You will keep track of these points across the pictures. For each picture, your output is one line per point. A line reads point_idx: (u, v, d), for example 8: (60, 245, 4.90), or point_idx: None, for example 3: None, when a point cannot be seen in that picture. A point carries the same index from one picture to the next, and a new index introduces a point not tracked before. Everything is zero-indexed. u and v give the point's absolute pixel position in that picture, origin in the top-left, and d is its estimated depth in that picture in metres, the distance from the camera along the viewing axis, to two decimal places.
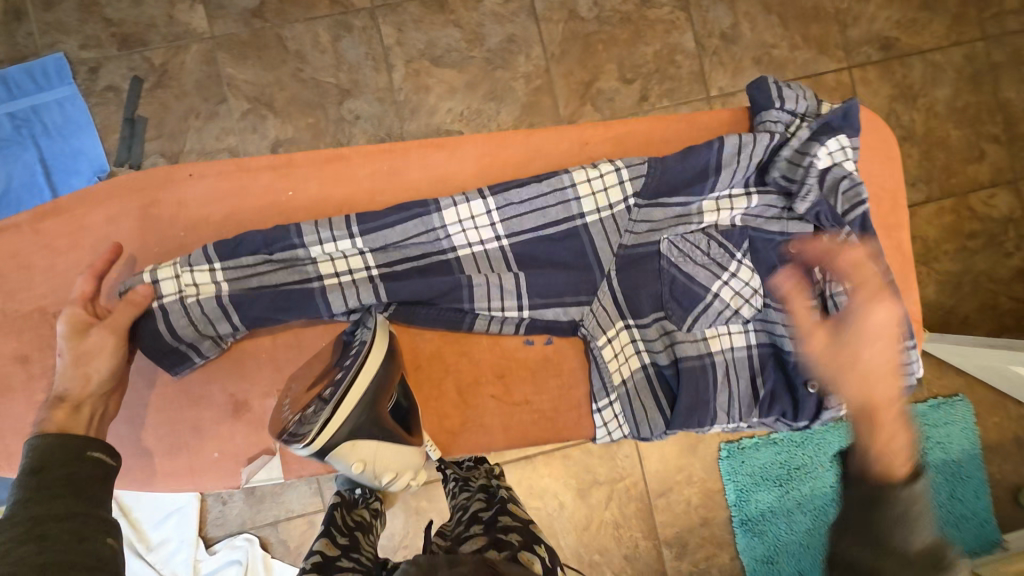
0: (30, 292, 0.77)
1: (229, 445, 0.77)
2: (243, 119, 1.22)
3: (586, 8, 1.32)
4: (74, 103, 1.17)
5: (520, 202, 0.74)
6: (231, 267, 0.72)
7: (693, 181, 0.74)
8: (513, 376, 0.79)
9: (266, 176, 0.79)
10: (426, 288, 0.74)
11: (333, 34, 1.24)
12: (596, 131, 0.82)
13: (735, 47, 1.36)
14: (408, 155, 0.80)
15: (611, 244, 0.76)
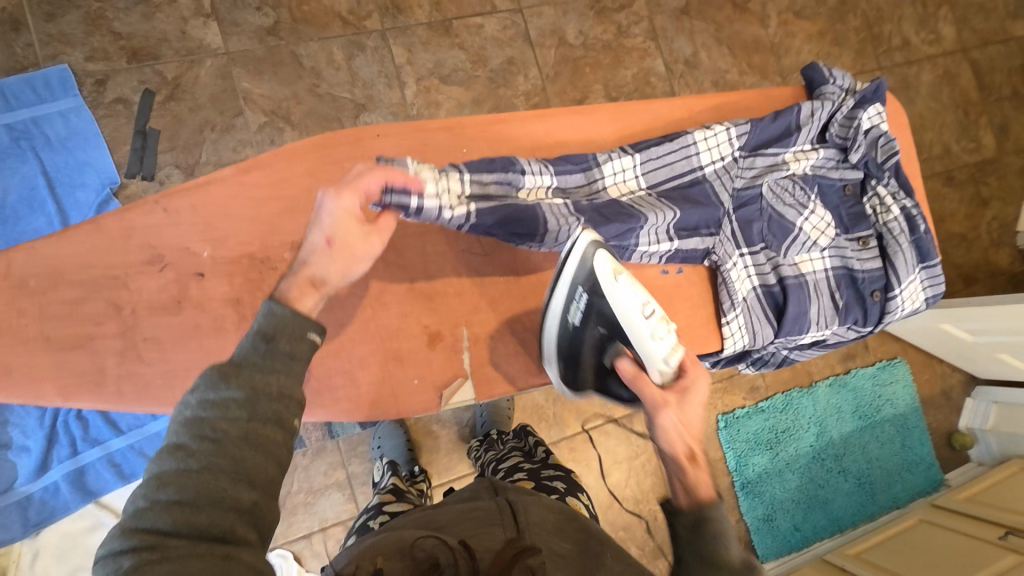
0: (238, 239, 0.70)
1: (428, 371, 0.74)
2: (260, 132, 1.23)
3: (573, 35, 1.48)
4: (79, 114, 1.13)
5: (658, 157, 0.79)
6: (477, 188, 0.71)
7: (780, 137, 0.83)
8: (656, 301, 0.81)
9: (442, 135, 0.78)
10: (614, 227, 0.73)
11: (347, 52, 1.30)
12: (699, 100, 0.88)
13: (697, 71, 1.58)
14: (562, 118, 0.82)
15: (728, 187, 0.80)
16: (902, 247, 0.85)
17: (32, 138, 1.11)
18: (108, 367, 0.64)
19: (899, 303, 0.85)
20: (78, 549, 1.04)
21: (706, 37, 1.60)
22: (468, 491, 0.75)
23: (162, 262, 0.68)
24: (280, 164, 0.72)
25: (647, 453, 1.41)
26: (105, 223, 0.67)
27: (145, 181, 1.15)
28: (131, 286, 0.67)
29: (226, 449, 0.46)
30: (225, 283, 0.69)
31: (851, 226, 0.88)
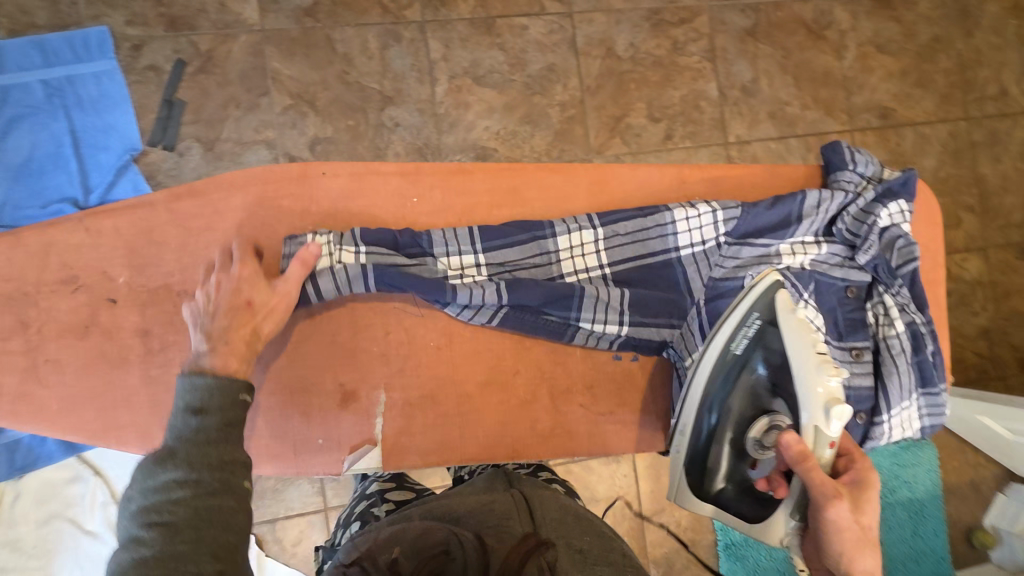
0: (156, 269, 0.76)
1: (333, 432, 0.77)
2: (284, 114, 1.22)
3: (623, 47, 1.39)
4: (112, 77, 1.16)
5: (625, 233, 0.79)
6: (373, 250, 0.74)
7: (776, 226, 0.79)
8: (602, 388, 0.81)
9: (395, 181, 0.80)
10: (544, 300, 0.76)
11: (382, 41, 1.27)
12: (693, 170, 0.86)
13: (754, 100, 1.46)
14: (530, 175, 0.82)
15: (702, 276, 0.79)
16: (898, 369, 0.79)
17: (65, 96, 1.13)
18: (10, 384, 0.73)
19: (884, 430, 0.79)
20: (58, 496, 1.10)
21: (770, 63, 1.47)
22: (482, 480, 0.76)
23: (77, 283, 0.75)
24: (217, 194, 0.78)
25: (628, 494, 1.36)
26: (29, 239, 0.76)
27: (166, 152, 1.17)
28: (42, 304, 0.75)
29: (179, 531, 0.53)
30: (134, 313, 0.75)
31: (847, 335, 0.80)
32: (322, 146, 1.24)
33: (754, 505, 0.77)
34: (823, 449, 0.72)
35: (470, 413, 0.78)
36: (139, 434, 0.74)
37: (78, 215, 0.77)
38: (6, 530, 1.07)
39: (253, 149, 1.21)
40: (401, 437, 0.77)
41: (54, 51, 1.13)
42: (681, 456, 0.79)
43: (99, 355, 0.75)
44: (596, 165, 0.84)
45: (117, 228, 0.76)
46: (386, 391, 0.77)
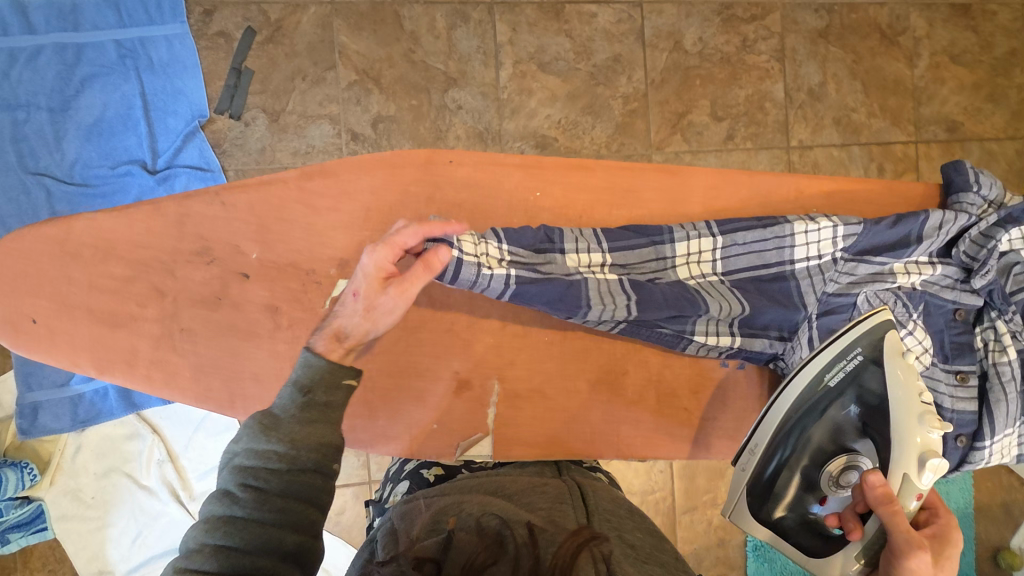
0: (285, 246, 0.77)
1: (447, 418, 0.78)
2: (349, 90, 1.22)
3: (691, 41, 1.36)
4: (182, 42, 1.16)
5: (742, 244, 0.77)
6: (514, 252, 0.71)
7: (894, 245, 0.76)
8: (706, 393, 0.82)
9: (517, 175, 0.80)
10: (668, 304, 0.74)
11: (449, 21, 1.25)
12: (811, 181, 0.83)
13: (819, 104, 1.42)
14: (645, 178, 0.81)
15: (815, 291, 0.77)
16: (1007, 396, 0.76)
17: (137, 58, 1.14)
18: (144, 349, 0.75)
19: (984, 455, 0.77)
20: (116, 451, 1.12)
21: (840, 67, 1.43)
22: (532, 465, 0.76)
23: (212, 257, 0.76)
24: (344, 174, 0.78)
25: (663, 491, 1.36)
26: (169, 209, 0.76)
27: (232, 121, 1.17)
28: (180, 275, 0.75)
29: (269, 499, 0.55)
30: (262, 290, 0.76)
31: (952, 357, 0.78)
32: (385, 124, 1.23)
33: (814, 539, 0.73)
34: (909, 500, 0.68)
35: (579, 410, 0.79)
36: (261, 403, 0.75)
37: (214, 189, 0.77)
38: (67, 480, 1.11)
39: (316, 123, 1.21)
40: (511, 428, 0.78)
41: (129, 12, 1.13)
42: (747, 476, 0.75)
43: (225, 330, 0.76)
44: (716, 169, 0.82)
45: (246, 204, 0.76)
46: (500, 381, 0.78)
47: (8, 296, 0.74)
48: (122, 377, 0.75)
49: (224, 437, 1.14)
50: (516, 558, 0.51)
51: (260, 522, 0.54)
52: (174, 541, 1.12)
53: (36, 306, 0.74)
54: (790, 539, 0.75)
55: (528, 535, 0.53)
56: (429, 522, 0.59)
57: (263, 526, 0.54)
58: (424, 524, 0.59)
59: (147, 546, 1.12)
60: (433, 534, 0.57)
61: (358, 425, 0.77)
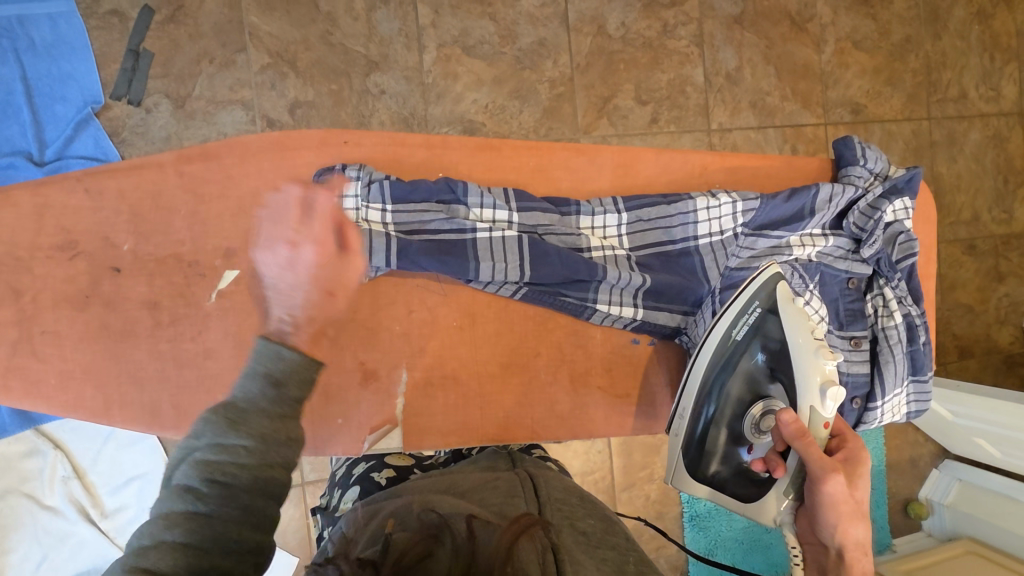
0: (166, 237, 0.72)
1: (354, 412, 0.76)
2: (261, 74, 1.15)
3: (614, 26, 1.37)
4: (69, 20, 1.06)
5: (647, 220, 0.80)
6: (401, 209, 0.74)
7: (789, 219, 0.81)
8: (620, 370, 0.83)
9: (421, 154, 0.79)
10: (562, 269, 0.75)
11: (368, 3, 1.21)
12: (713, 158, 0.86)
13: (737, 88, 1.48)
14: (554, 156, 0.82)
15: (718, 266, 0.80)
16: (895, 358, 0.82)
17: (16, 38, 1.04)
18: (1, 355, 0.68)
19: (877, 415, 0.83)
20: (12, 471, 1.03)
21: (754, 53, 1.49)
22: (484, 460, 0.74)
23: (77, 249, 0.70)
24: (233, 159, 0.74)
25: (601, 470, 1.39)
26: (22, 198, 0.70)
27: (131, 107, 1.09)
28: (40, 270, 0.69)
29: None
30: (141, 284, 0.71)
31: (847, 324, 0.84)
32: (303, 110, 1.18)
33: (746, 486, 0.77)
34: (818, 429, 0.73)
35: (492, 393, 0.80)
36: (146, 409, 0.71)
37: (77, 174, 0.72)
38: None
39: (228, 109, 1.14)
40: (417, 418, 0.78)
41: None
42: (680, 439, 0.79)
43: (100, 330, 0.70)
44: (622, 147, 0.84)
45: (120, 191, 0.72)
46: (407, 370, 0.77)
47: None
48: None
49: (139, 449, 1.07)
50: (455, 550, 0.49)
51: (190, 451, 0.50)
52: (84, 563, 1.05)
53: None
54: (728, 492, 0.78)
55: (469, 529, 0.51)
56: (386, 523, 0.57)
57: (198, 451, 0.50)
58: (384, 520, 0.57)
59: (54, 570, 1.04)
60: (379, 534, 0.54)
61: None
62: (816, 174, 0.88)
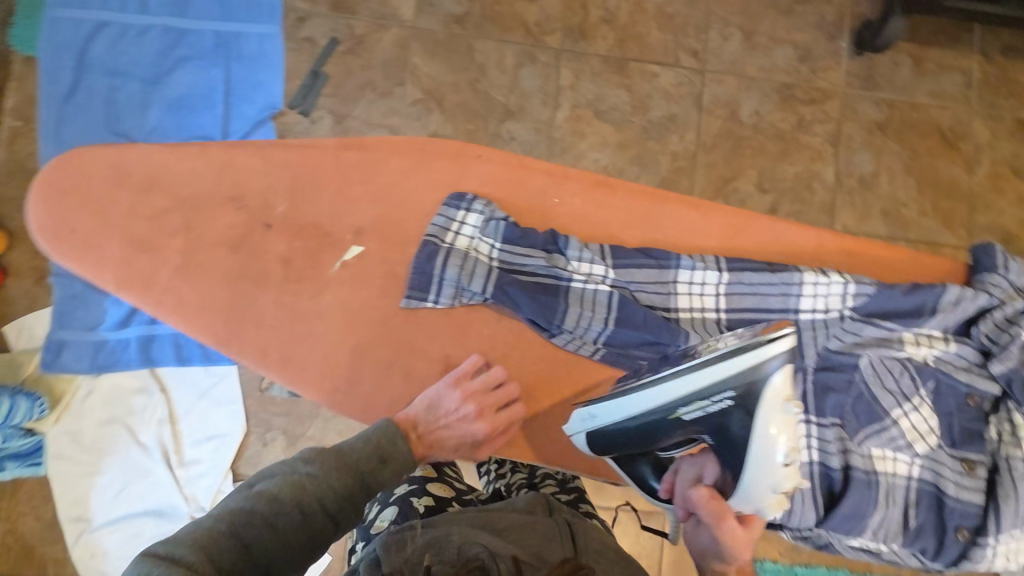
0: (312, 208, 0.81)
1: None
2: (412, 106, 1.29)
3: (747, 113, 1.39)
4: (272, 41, 1.26)
5: (748, 284, 0.77)
6: (508, 249, 0.79)
7: (906, 313, 0.75)
8: (695, 428, 0.77)
9: (541, 180, 0.83)
10: (644, 330, 0.77)
11: (517, 60, 1.33)
12: (832, 238, 0.82)
13: (869, 193, 1.41)
14: (665, 205, 0.82)
15: (816, 345, 0.75)
16: (1018, 495, 0.72)
17: (230, 49, 1.25)
18: (162, 274, 0.78)
19: (988, 554, 0.72)
20: (123, 403, 1.16)
21: (895, 161, 1.42)
22: (522, 501, 0.68)
23: (241, 203, 0.81)
24: (379, 153, 0.83)
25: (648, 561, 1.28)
26: (214, 152, 0.82)
27: (302, 117, 1.27)
28: (208, 216, 0.80)
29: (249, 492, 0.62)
30: (282, 242, 0.80)
31: (960, 443, 0.75)
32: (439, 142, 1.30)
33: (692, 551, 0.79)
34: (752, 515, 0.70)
35: (558, 416, 0.79)
36: (258, 346, 0.78)
37: (259, 143, 0.83)
38: (70, 419, 1.14)
39: (376, 132, 1.28)
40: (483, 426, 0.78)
41: (232, 8, 1.26)
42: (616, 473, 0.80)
43: (239, 275, 0.79)
44: (735, 210, 0.83)
45: (285, 163, 0.82)
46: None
47: (52, 201, 0.79)
48: (136, 300, 0.78)
49: (227, 410, 1.17)
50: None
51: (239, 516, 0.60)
52: (154, 503, 1.13)
53: (78, 220, 0.79)
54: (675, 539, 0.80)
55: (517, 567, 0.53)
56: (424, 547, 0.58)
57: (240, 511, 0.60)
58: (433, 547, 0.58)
59: (128, 503, 1.13)
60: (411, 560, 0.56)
61: (341, 389, 0.78)
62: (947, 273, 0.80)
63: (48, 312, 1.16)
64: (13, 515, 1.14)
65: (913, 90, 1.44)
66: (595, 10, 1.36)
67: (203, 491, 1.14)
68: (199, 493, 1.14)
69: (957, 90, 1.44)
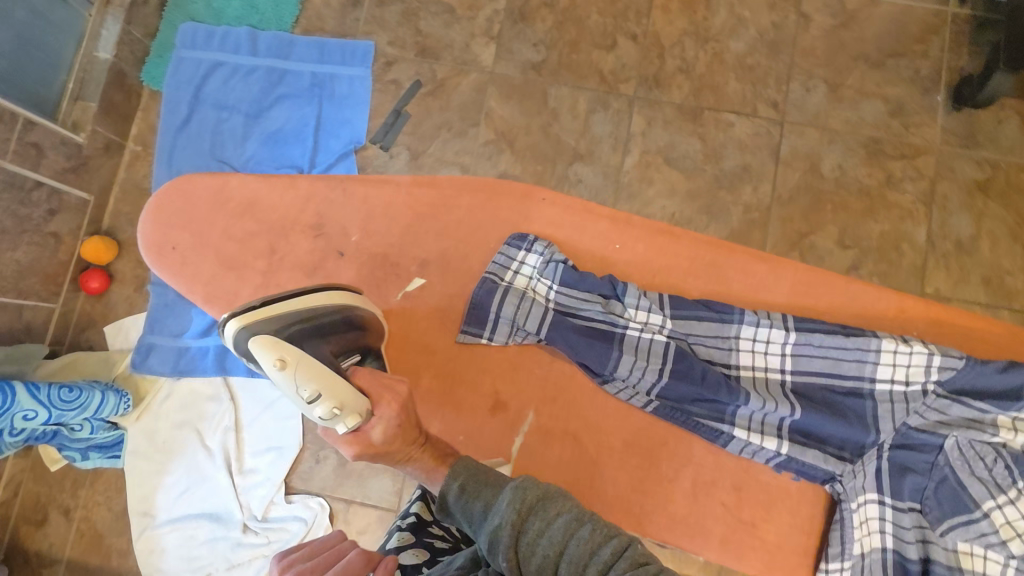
0: (381, 238, 0.93)
1: (476, 435, 0.89)
2: (485, 147, 1.35)
3: (827, 166, 1.34)
4: (362, 82, 1.37)
5: (817, 346, 0.83)
6: (564, 292, 0.88)
7: (999, 395, 0.78)
8: (750, 495, 0.87)
9: (604, 225, 0.94)
10: (701, 386, 0.83)
11: (590, 106, 1.36)
12: (912, 301, 0.88)
13: (967, 257, 1.30)
14: (733, 258, 0.90)
15: (895, 420, 0.80)
16: None
17: (324, 89, 1.37)
18: (243, 293, 0.89)
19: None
20: (196, 408, 1.24)
21: (998, 226, 1.31)
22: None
23: (320, 231, 0.93)
24: (451, 192, 0.95)
25: None
26: (301, 186, 0.95)
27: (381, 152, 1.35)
28: (288, 241, 0.92)
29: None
30: (353, 269, 0.92)
31: None
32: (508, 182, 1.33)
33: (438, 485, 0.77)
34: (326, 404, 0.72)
35: (612, 464, 0.88)
36: None
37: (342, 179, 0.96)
38: (149, 419, 1.23)
39: (449, 169, 1.34)
40: (538, 454, 0.88)
41: (330, 53, 1.38)
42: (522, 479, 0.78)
43: (314, 294, 0.87)
44: (809, 267, 0.90)
45: (364, 198, 0.95)
46: (535, 414, 0.89)
47: (160, 219, 0.92)
48: (215, 309, 0.89)
49: (286, 424, 1.22)
50: None
51: None
52: (212, 507, 1.19)
53: (177, 237, 0.91)
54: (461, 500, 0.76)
55: None
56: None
57: None
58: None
59: (189, 504, 1.20)
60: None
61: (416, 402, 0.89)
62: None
63: (143, 317, 1.27)
64: (90, 503, 1.23)
65: (1022, 149, 1.32)
66: (671, 60, 1.37)
67: (257, 501, 1.19)
68: (253, 502, 1.19)
69: None
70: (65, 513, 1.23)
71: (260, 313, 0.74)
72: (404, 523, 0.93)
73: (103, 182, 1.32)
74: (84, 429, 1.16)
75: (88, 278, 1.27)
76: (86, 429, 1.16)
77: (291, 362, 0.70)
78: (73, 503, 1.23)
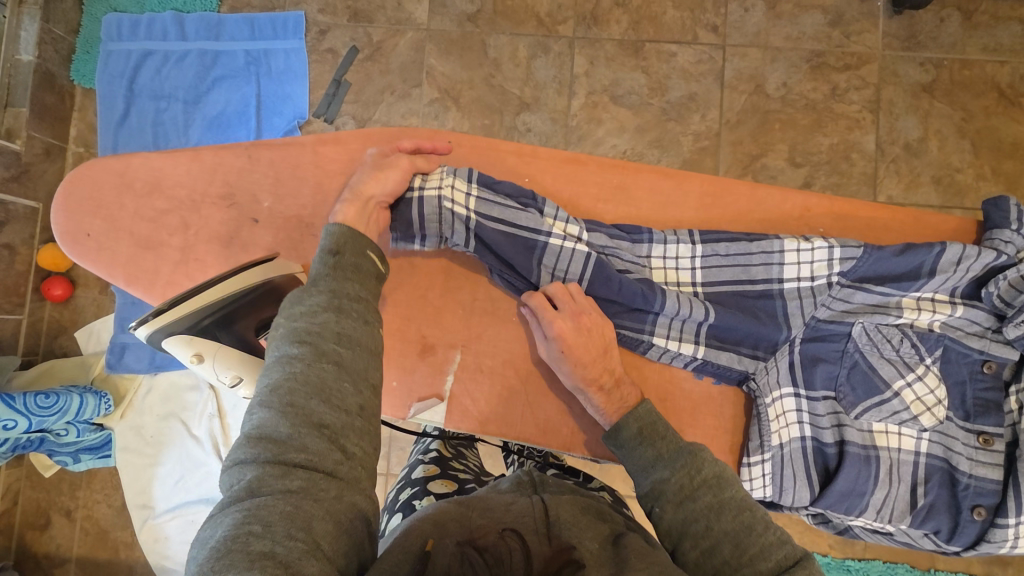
0: (292, 201, 0.72)
1: (408, 378, 0.72)
2: (429, 106, 1.33)
3: (773, 86, 1.32)
4: (298, 55, 1.34)
5: (723, 255, 0.70)
6: (487, 196, 0.69)
7: (900, 276, 0.67)
8: (675, 404, 0.72)
9: (509, 160, 0.75)
10: (615, 291, 0.69)
11: (531, 51, 1.33)
12: (824, 200, 0.74)
13: (917, 160, 1.31)
14: (638, 177, 0.74)
15: (804, 315, 0.68)
16: None
17: (259, 65, 1.34)
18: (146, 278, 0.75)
19: (1008, 535, 0.66)
20: (178, 399, 1.26)
21: (945, 125, 1.31)
22: (510, 485, 0.57)
23: (232, 200, 0.72)
24: (357, 145, 0.74)
25: None
26: (206, 154, 0.73)
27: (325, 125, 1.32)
28: (202, 214, 0.72)
29: (326, 353, 0.51)
30: (270, 235, 0.72)
31: (973, 417, 0.69)
32: None
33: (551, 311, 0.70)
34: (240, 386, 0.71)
35: (534, 394, 0.72)
36: None
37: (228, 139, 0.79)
38: (134, 415, 1.26)
39: None
40: (465, 397, 0.72)
41: (260, 27, 1.34)
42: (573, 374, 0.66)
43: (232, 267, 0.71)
44: (717, 177, 0.74)
45: (272, 159, 0.73)
46: (463, 351, 0.72)
47: (72, 205, 0.71)
48: (146, 296, 0.70)
49: None
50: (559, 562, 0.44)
51: (280, 439, 0.48)
52: (208, 492, 1.23)
53: (91, 222, 0.71)
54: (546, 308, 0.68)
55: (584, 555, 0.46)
56: (331, 421, 0.49)
57: (278, 425, 0.48)
58: (340, 412, 0.50)
59: (187, 490, 1.24)
60: (407, 547, 0.45)
61: None
62: (955, 233, 0.72)
63: (112, 318, 1.28)
64: (89, 502, 1.27)
65: (964, 46, 1.31)
66: None
67: None
68: None
69: (1015, 43, 1.31)
70: (66, 515, 1.27)
71: (180, 309, 0.64)
72: (426, 457, 0.80)
73: (46, 187, 1.30)
74: (70, 432, 1.19)
75: (50, 286, 1.27)
76: (72, 433, 1.19)
77: (209, 354, 0.67)
78: (74, 504, 1.27)
